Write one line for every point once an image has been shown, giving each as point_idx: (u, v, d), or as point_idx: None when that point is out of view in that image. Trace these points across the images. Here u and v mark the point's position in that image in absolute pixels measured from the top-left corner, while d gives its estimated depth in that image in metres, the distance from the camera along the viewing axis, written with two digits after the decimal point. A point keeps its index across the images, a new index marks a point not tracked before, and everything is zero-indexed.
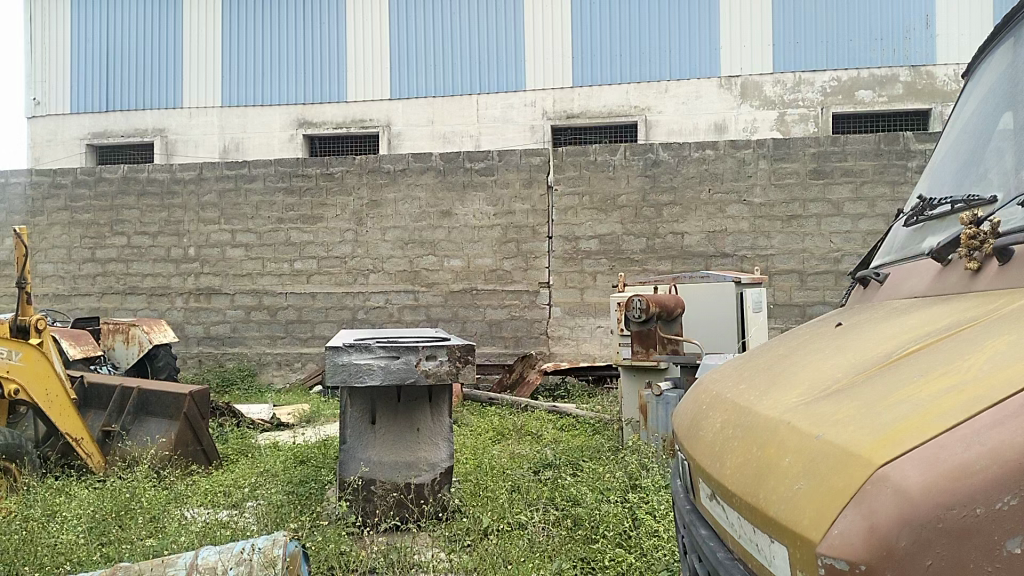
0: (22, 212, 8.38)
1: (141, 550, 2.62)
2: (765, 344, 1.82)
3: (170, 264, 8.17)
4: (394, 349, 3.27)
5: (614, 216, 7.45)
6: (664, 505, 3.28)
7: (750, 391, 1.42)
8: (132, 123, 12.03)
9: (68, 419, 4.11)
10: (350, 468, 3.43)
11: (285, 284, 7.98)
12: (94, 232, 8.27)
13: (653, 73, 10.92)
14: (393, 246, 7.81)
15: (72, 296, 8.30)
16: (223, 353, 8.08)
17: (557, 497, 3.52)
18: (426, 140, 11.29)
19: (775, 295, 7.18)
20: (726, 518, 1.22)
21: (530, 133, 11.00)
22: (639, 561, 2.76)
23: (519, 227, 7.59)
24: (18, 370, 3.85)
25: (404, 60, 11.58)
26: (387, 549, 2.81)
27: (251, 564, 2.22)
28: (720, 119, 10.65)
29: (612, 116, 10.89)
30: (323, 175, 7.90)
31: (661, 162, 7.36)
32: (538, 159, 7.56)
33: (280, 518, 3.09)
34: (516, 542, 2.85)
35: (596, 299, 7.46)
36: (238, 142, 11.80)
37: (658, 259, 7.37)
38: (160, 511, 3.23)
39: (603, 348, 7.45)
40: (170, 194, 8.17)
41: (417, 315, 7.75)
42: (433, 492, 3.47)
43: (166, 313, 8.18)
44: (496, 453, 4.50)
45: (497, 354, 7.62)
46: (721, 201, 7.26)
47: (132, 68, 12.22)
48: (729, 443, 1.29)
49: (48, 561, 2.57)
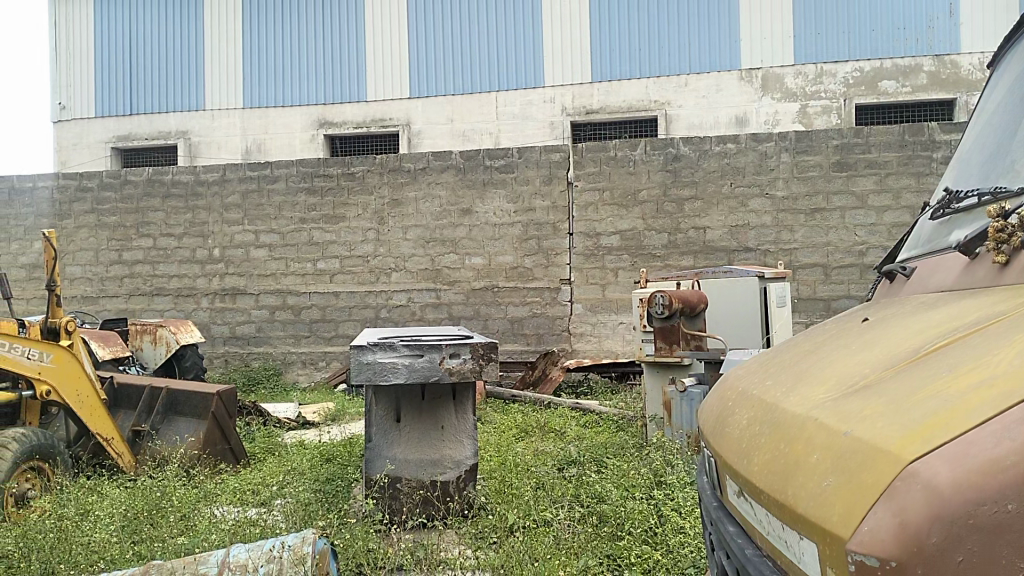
0: (50, 215, 8.51)
1: (173, 547, 2.67)
2: (791, 339, 1.81)
3: (195, 265, 8.27)
4: (418, 347, 3.29)
5: (635, 211, 7.43)
6: (690, 502, 3.27)
7: (776, 387, 1.42)
8: (155, 126, 12.21)
9: (99, 420, 4.18)
10: (376, 466, 3.45)
11: (308, 284, 8.05)
12: (120, 234, 8.39)
13: (672, 66, 10.86)
14: (414, 244, 7.84)
15: (100, 298, 8.43)
16: (248, 352, 8.17)
17: (582, 494, 3.52)
18: (445, 138, 11.33)
19: (799, 289, 7.12)
20: (754, 514, 1.22)
21: (550, 129, 11.00)
22: (665, 558, 2.76)
23: (540, 224, 7.58)
24: (49, 372, 3.95)
25: (422, 58, 11.61)
26: (414, 546, 2.84)
27: (282, 561, 2.25)
28: (742, 113, 10.59)
29: (632, 111, 10.86)
30: (345, 175, 7.94)
31: (682, 156, 7.31)
32: (558, 155, 7.55)
33: (309, 516, 3.12)
34: (541, 539, 2.86)
35: (618, 296, 7.45)
36: (260, 143, 11.91)
37: (680, 254, 7.34)
38: (192, 509, 3.29)
39: (625, 345, 7.44)
40: (194, 196, 8.26)
41: (440, 313, 7.79)
42: (459, 490, 3.49)
43: (192, 313, 8.28)
44: (520, 450, 4.51)
45: (519, 351, 7.64)
46: (743, 195, 7.22)
47: (155, 71, 12.38)
48: (756, 439, 1.29)
49: (82, 559, 2.62)
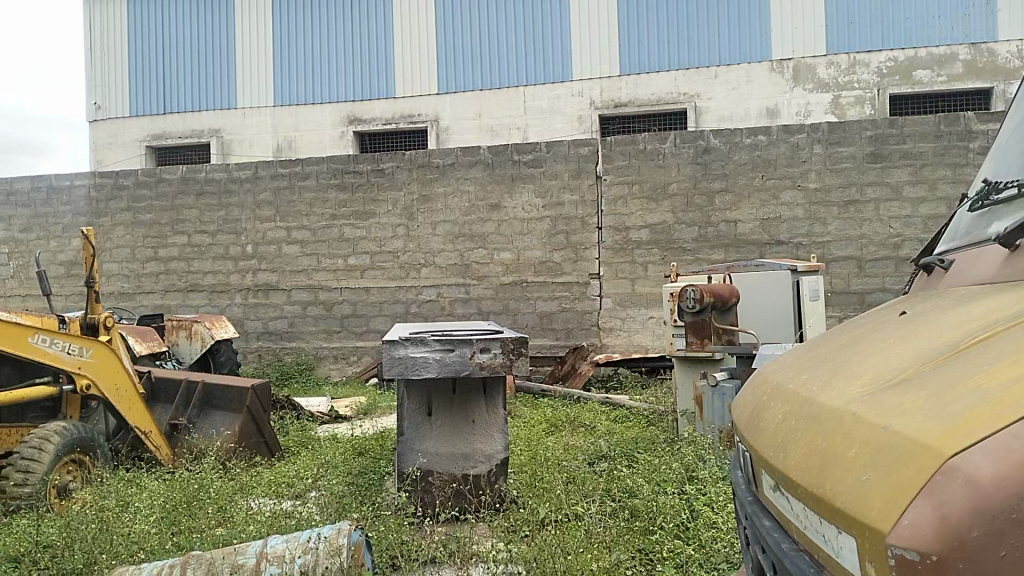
0: (87, 213, 8.68)
1: (212, 538, 2.73)
2: (828, 332, 1.79)
3: (229, 261, 8.38)
4: (449, 342, 3.30)
5: (665, 205, 7.38)
6: (723, 497, 3.25)
7: (812, 382, 1.40)
8: (189, 125, 12.41)
9: (138, 413, 4.26)
10: (408, 459, 3.48)
11: (339, 279, 8.12)
12: (156, 232, 8.54)
13: (702, 57, 10.75)
14: (443, 240, 7.87)
15: (137, 294, 8.60)
16: (282, 347, 8.28)
17: (613, 488, 3.51)
18: (474, 133, 11.35)
19: (832, 283, 7.03)
20: (791, 509, 1.21)
21: (578, 123, 11.00)
22: (697, 552, 2.75)
23: (569, 218, 7.57)
24: (89, 366, 4.04)
25: (450, 53, 11.61)
26: (445, 539, 2.86)
27: (317, 552, 2.30)
28: (773, 104, 10.47)
29: (662, 104, 10.78)
30: (375, 171, 7.99)
31: (712, 149, 7.25)
32: (586, 149, 7.52)
33: (343, 510, 3.17)
34: (573, 533, 2.86)
35: (648, 290, 7.41)
36: (291, 140, 12.04)
37: (711, 248, 7.28)
38: (228, 501, 3.35)
39: (655, 339, 7.41)
40: (227, 193, 8.36)
41: (469, 307, 7.82)
42: (490, 483, 3.51)
43: (227, 309, 8.41)
44: (550, 445, 4.51)
45: (549, 346, 7.65)
46: (774, 187, 7.13)
47: (188, 70, 12.56)
48: (793, 434, 1.27)
49: (123, 549, 2.68)
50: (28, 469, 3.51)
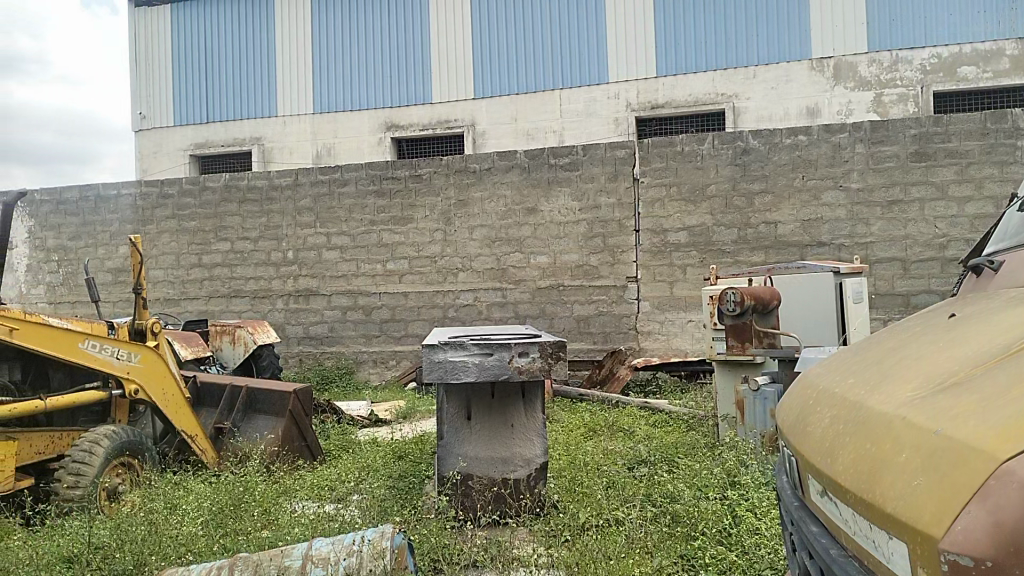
0: (133, 221, 8.90)
1: (257, 540, 2.78)
2: (874, 335, 1.76)
3: (271, 267, 8.52)
4: (488, 346, 3.32)
5: (703, 207, 7.30)
6: (766, 503, 3.21)
7: (858, 386, 1.38)
8: (231, 133, 12.65)
9: (184, 417, 4.36)
10: (448, 463, 3.50)
11: (378, 284, 8.20)
12: (200, 238, 8.71)
13: (740, 57, 10.64)
14: (480, 244, 7.90)
15: (182, 300, 8.79)
16: (322, 352, 8.39)
17: (654, 493, 3.49)
18: (510, 137, 11.40)
19: (876, 285, 6.90)
20: (840, 515, 1.20)
21: (614, 125, 10.98)
22: (741, 558, 2.72)
23: (606, 221, 7.54)
24: (137, 371, 4.12)
25: (486, 58, 11.66)
26: (486, 543, 2.87)
27: (362, 555, 2.33)
28: (813, 103, 10.33)
29: (699, 105, 10.71)
30: (412, 177, 8.06)
31: (751, 150, 7.16)
32: (623, 151, 7.49)
33: (384, 513, 3.21)
34: (614, 538, 2.85)
35: (686, 293, 7.35)
36: (330, 147, 12.21)
37: (751, 250, 7.19)
38: (273, 504, 3.40)
39: (694, 343, 7.34)
40: (268, 200, 8.50)
41: (506, 311, 7.83)
42: (530, 487, 3.51)
43: (268, 314, 8.54)
44: (589, 449, 4.50)
45: (587, 350, 7.62)
46: (816, 188, 7.03)
47: (230, 79, 12.80)
48: (840, 439, 1.26)
49: (171, 551, 2.74)
50: (80, 471, 3.60)
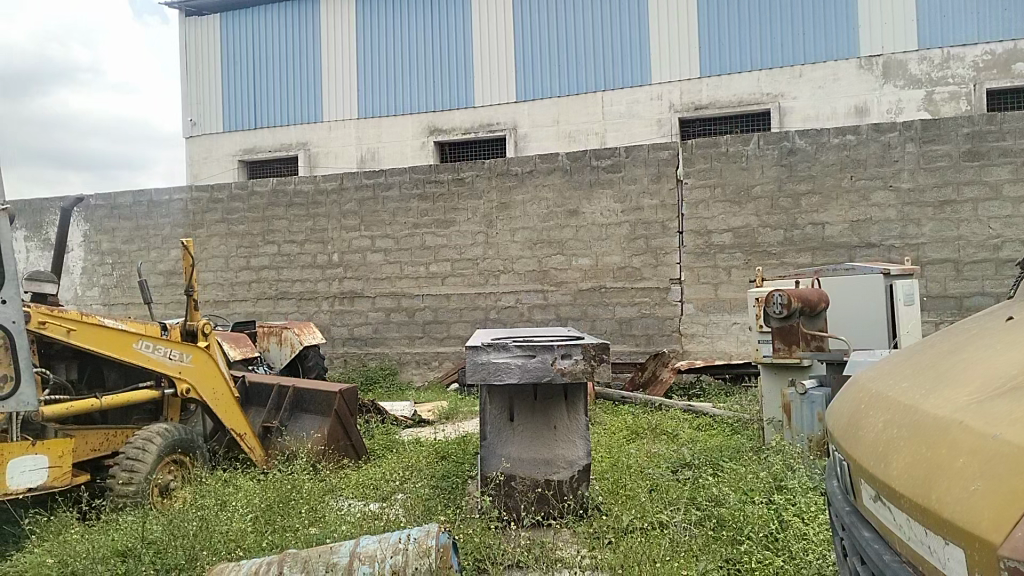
0: (184, 225, 9.12)
1: (305, 538, 2.82)
2: (927, 338, 1.72)
3: (317, 270, 8.65)
4: (531, 348, 3.32)
5: (748, 208, 7.21)
6: (814, 509, 3.15)
7: (913, 389, 1.36)
8: (277, 139, 12.90)
9: (233, 416, 4.48)
10: (491, 464, 3.52)
11: (421, 286, 8.27)
12: (248, 242, 8.89)
13: (786, 56, 10.48)
14: (522, 246, 7.91)
15: (231, 302, 8.98)
16: (367, 353, 8.48)
17: (698, 497, 3.45)
18: (552, 140, 11.39)
19: (927, 287, 6.72)
20: (893, 520, 1.18)
21: (657, 127, 10.90)
22: (788, 564, 2.68)
23: (648, 223, 7.49)
24: (189, 371, 4.25)
25: (528, 61, 11.66)
26: (530, 544, 2.88)
27: (408, 552, 2.35)
28: (861, 102, 10.12)
29: (743, 105, 10.58)
30: (455, 180, 8.11)
31: (797, 150, 7.06)
32: (666, 152, 7.43)
33: (429, 512, 3.24)
34: (658, 541, 2.82)
35: (731, 295, 7.26)
36: (374, 151, 12.35)
37: (797, 252, 7.07)
38: (320, 502, 3.46)
39: (739, 345, 7.25)
40: (314, 204, 8.63)
41: (548, 313, 7.82)
42: (573, 490, 3.51)
43: (314, 315, 8.68)
44: (632, 451, 4.48)
45: (629, 352, 7.58)
46: (865, 188, 6.88)
47: (277, 86, 13.04)
48: (894, 443, 1.23)
49: (222, 547, 2.80)
50: (133, 469, 3.70)
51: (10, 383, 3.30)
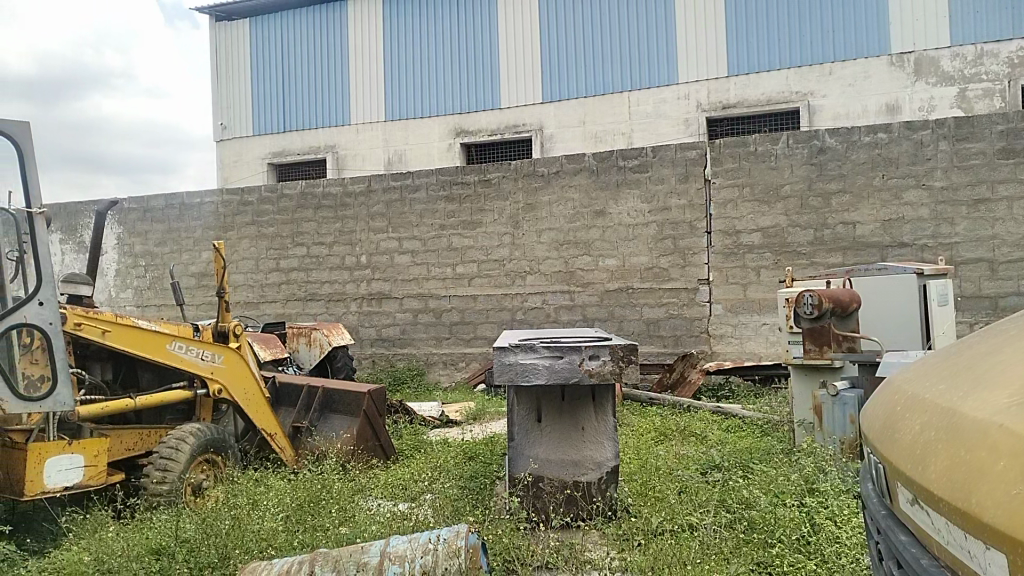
0: (216, 227, 9.24)
1: (336, 537, 2.85)
2: (965, 338, 1.69)
3: (345, 271, 8.71)
4: (558, 349, 3.31)
5: (778, 207, 7.14)
6: (847, 513, 3.10)
7: (951, 390, 1.33)
8: (306, 141, 13.04)
9: (264, 417, 4.53)
10: (519, 464, 3.52)
11: (448, 287, 8.30)
12: (278, 244, 8.98)
13: (816, 54, 10.36)
14: (549, 247, 7.90)
15: (261, 303, 9.09)
16: (394, 354, 8.54)
17: (728, 499, 3.42)
18: (578, 140, 11.36)
19: (961, 287, 6.60)
20: (931, 523, 1.17)
21: (685, 126, 10.83)
22: (820, 567, 2.66)
23: (676, 223, 7.44)
24: (221, 372, 4.30)
25: (554, 61, 11.65)
26: (559, 545, 2.88)
27: (437, 553, 2.37)
28: (893, 100, 9.96)
29: (772, 103, 10.47)
30: (481, 181, 8.13)
31: (827, 148, 6.97)
32: (694, 152, 7.38)
33: (457, 513, 3.24)
34: (687, 543, 2.80)
35: (760, 295, 7.19)
36: (401, 153, 12.41)
37: (828, 252, 6.99)
38: (349, 502, 3.49)
39: (769, 346, 7.18)
40: (342, 207, 8.69)
41: (574, 314, 7.81)
42: (602, 491, 3.50)
43: (343, 316, 8.75)
44: (661, 453, 4.45)
45: (656, 353, 7.54)
46: (897, 187, 6.77)
47: (305, 89, 13.17)
48: (930, 446, 1.22)
49: (253, 546, 2.84)
50: (166, 468, 3.75)
51: (48, 383, 3.39)
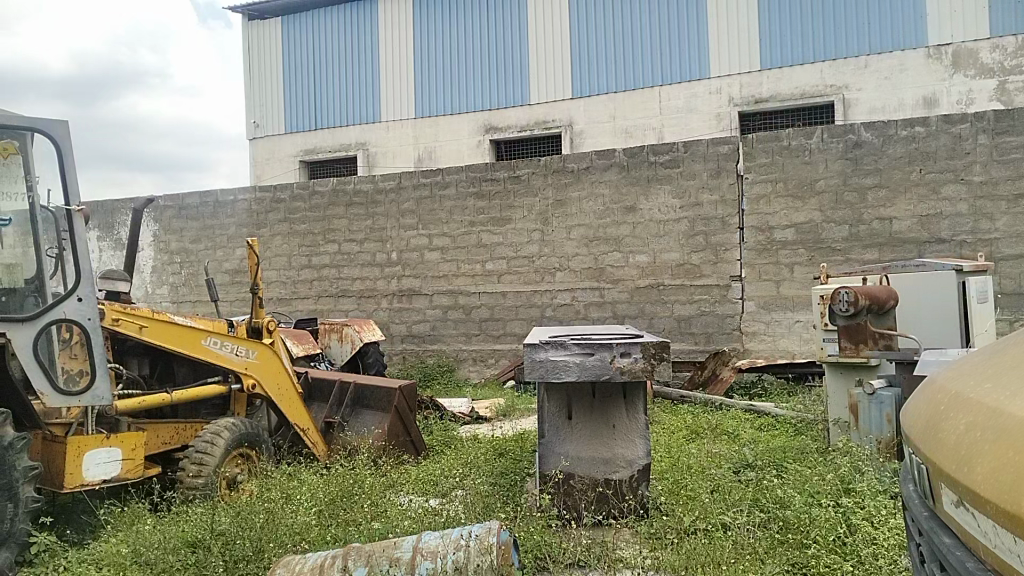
0: (249, 224, 9.35)
1: (369, 532, 2.88)
2: (1010, 337, 1.64)
3: (376, 268, 8.77)
4: (589, 346, 3.30)
5: (812, 203, 7.04)
6: (884, 513, 3.05)
7: (999, 389, 1.29)
8: (337, 139, 13.13)
9: (297, 412, 4.58)
10: (550, 462, 3.51)
11: (477, 284, 8.32)
12: (310, 241, 9.06)
13: (851, 46, 10.18)
14: (578, 243, 7.87)
15: (293, 300, 9.19)
16: (424, 350, 8.57)
17: (763, 498, 3.38)
18: (608, 136, 11.29)
19: (1001, 284, 6.45)
20: (977, 526, 1.14)
21: (717, 121, 10.71)
22: (857, 568, 2.62)
23: (708, 219, 7.36)
24: (254, 367, 4.36)
25: (583, 57, 11.60)
26: (591, 543, 2.87)
27: (470, 549, 2.37)
28: (930, 93, 9.77)
29: (806, 97, 10.32)
30: (511, 178, 8.12)
31: (863, 142, 6.85)
32: (726, 147, 7.31)
33: (487, 510, 3.24)
34: (721, 543, 2.77)
35: (794, 292, 7.10)
36: (431, 151, 12.43)
37: (863, 248, 6.87)
38: (380, 497, 3.52)
39: (802, 344, 7.09)
40: (373, 204, 8.75)
41: (604, 311, 7.78)
42: (633, 489, 3.48)
43: (374, 313, 8.81)
44: (693, 451, 4.41)
45: (687, 350, 7.48)
46: (934, 181, 6.64)
47: (337, 87, 13.26)
48: (978, 446, 1.19)
49: (287, 540, 2.88)
50: (202, 462, 3.81)
51: (86, 378, 3.47)
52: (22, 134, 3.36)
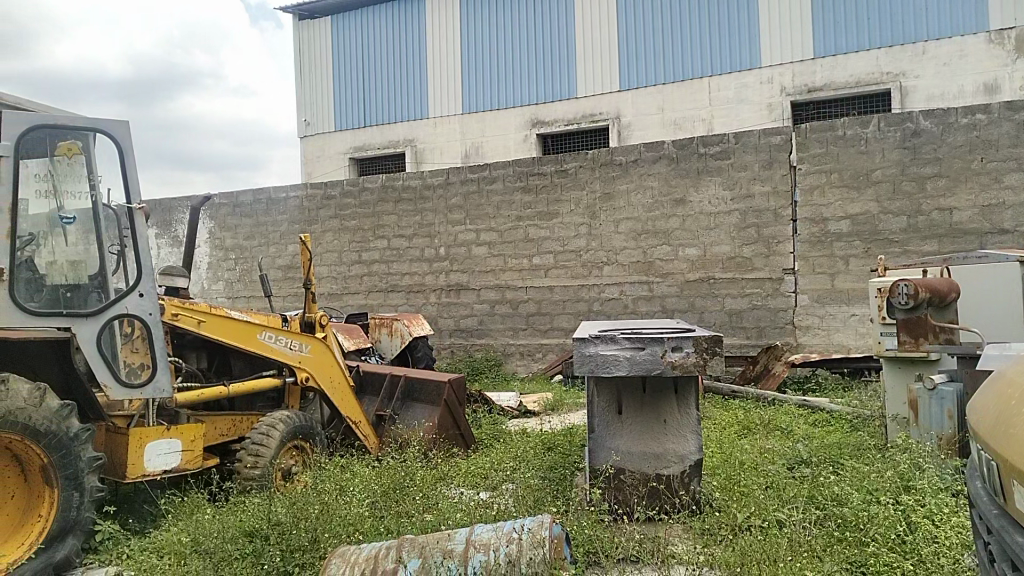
0: (301, 221, 9.50)
1: (420, 524, 2.91)
2: None
3: (425, 263, 8.84)
4: (639, 340, 3.26)
5: (868, 193, 6.85)
6: (946, 512, 2.97)
7: None
8: (386, 136, 13.26)
9: (349, 405, 4.65)
10: (600, 456, 3.50)
11: (525, 279, 8.32)
12: (360, 236, 9.18)
13: (908, 32, 9.87)
14: (626, 237, 7.82)
15: (344, 295, 9.33)
16: (472, 344, 8.62)
17: (818, 495, 3.31)
18: (656, 128, 11.19)
19: None
20: None
21: (768, 111, 10.51)
22: (917, 567, 2.56)
23: (760, 211, 7.23)
24: (307, 360, 4.44)
25: (631, 49, 11.51)
26: (642, 537, 2.86)
27: (522, 542, 2.38)
28: (991, 79, 9.46)
29: (861, 86, 10.06)
30: (558, 172, 8.10)
31: (922, 131, 6.64)
32: (778, 138, 7.16)
33: (537, 503, 3.24)
34: (776, 539, 2.72)
35: (849, 285, 6.93)
36: (478, 146, 12.48)
37: (922, 239, 6.67)
38: (431, 489, 3.56)
39: (858, 338, 6.92)
40: (422, 199, 8.82)
41: (653, 305, 7.72)
42: (685, 484, 3.45)
43: (422, 307, 8.89)
44: (745, 447, 4.35)
45: (739, 345, 7.38)
46: (997, 170, 6.41)
47: (385, 84, 13.39)
48: None
49: (342, 531, 2.93)
50: (258, 453, 3.90)
51: (148, 372, 3.56)
52: (85, 135, 3.48)
